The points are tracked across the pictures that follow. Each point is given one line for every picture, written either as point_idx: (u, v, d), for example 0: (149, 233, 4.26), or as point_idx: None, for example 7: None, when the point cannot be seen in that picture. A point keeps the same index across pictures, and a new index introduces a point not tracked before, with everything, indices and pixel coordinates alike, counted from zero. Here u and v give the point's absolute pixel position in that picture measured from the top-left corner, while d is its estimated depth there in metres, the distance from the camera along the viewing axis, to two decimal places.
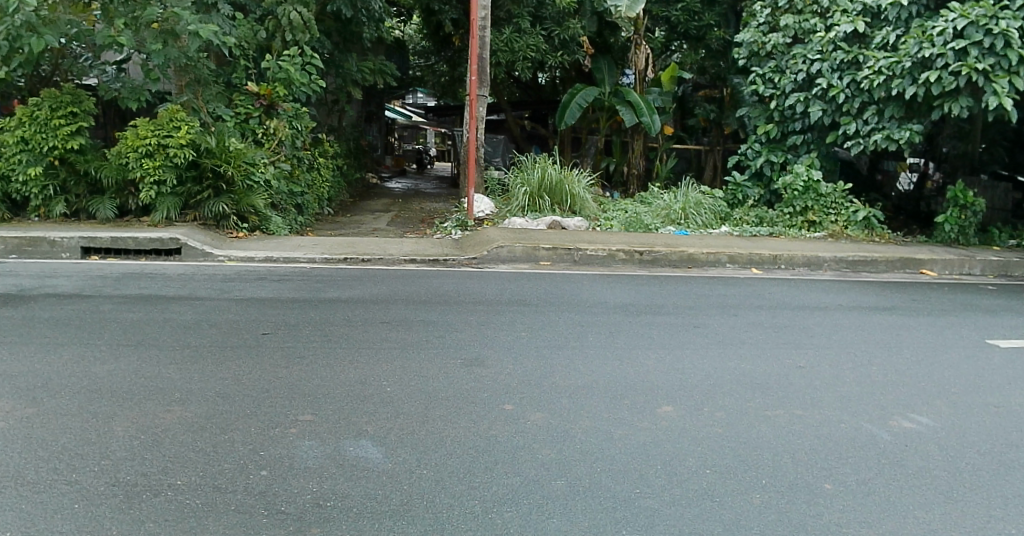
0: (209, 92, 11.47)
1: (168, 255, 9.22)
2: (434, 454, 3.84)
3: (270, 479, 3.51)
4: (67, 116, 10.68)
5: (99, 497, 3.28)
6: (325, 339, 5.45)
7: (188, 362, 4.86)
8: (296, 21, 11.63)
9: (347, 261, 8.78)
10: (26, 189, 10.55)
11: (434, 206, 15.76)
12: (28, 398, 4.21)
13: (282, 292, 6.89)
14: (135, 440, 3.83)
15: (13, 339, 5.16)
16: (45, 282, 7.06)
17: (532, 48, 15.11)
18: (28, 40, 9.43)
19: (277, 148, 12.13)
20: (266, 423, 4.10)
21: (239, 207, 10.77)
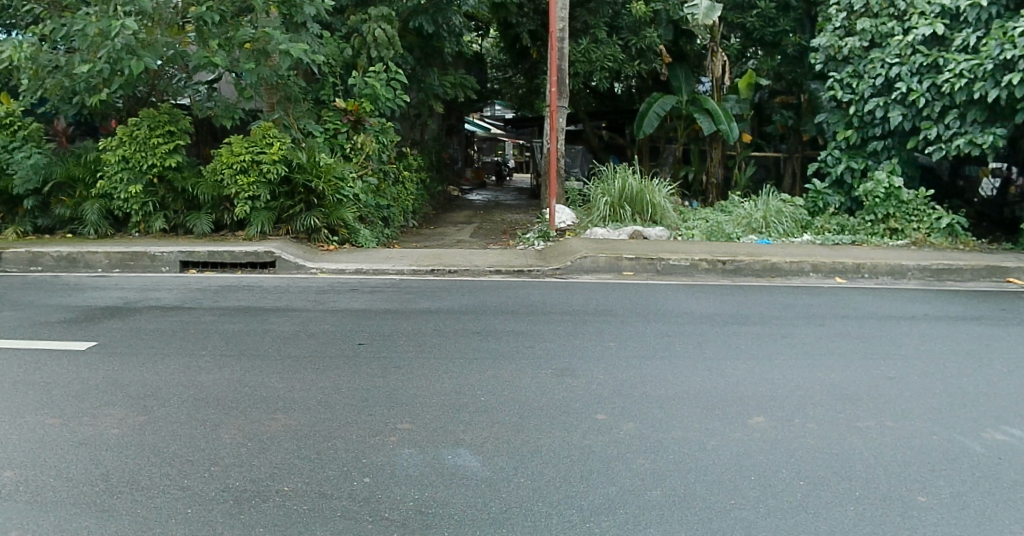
0: (299, 109, 11.94)
1: (263, 268, 9.49)
2: (528, 463, 3.85)
3: (372, 486, 3.61)
4: (165, 135, 11.07)
5: (212, 501, 3.45)
6: (415, 348, 5.51)
7: (290, 372, 4.97)
8: (381, 38, 12.11)
9: (434, 272, 8.89)
10: (127, 205, 11.03)
11: (514, 217, 15.83)
12: (141, 406, 4.42)
13: (374, 303, 7.00)
14: (241, 447, 3.99)
15: (123, 349, 5.37)
16: (148, 295, 7.35)
17: (609, 57, 15.10)
18: (129, 63, 9.85)
19: (365, 163, 12.35)
20: (367, 430, 4.19)
21: (330, 221, 11.03)
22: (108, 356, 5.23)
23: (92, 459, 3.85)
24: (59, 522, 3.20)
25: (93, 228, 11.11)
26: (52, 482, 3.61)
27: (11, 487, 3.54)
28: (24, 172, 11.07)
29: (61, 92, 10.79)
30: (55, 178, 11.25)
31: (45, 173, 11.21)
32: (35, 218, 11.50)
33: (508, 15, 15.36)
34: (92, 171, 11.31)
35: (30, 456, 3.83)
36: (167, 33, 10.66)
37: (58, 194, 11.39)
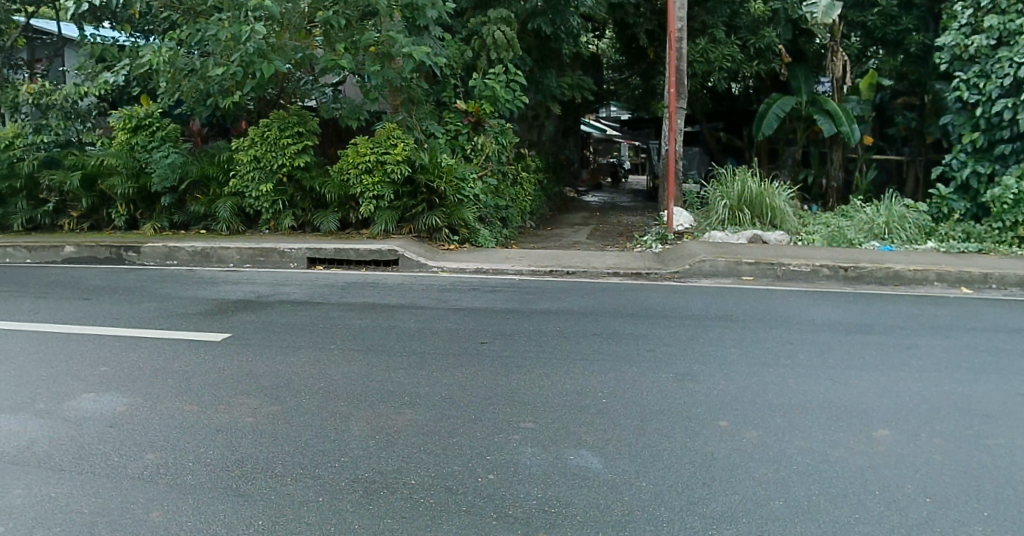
0: (422, 110, 12.25)
1: (386, 265, 9.66)
2: (652, 468, 3.80)
3: (498, 482, 3.66)
4: (293, 135, 11.63)
5: (342, 491, 3.62)
6: (539, 348, 5.45)
7: (415, 367, 5.04)
8: (501, 40, 12.28)
9: (553, 273, 8.87)
10: (258, 203, 11.63)
11: (632, 220, 15.69)
12: (275, 396, 4.62)
13: (494, 303, 6.99)
14: (371, 440, 4.12)
15: (258, 342, 5.61)
16: (279, 290, 7.62)
17: (727, 57, 15.10)
18: (260, 66, 10.28)
19: (485, 164, 12.48)
20: (491, 428, 4.23)
21: (451, 220, 11.18)
22: (245, 346, 5.51)
23: (230, 446, 4.10)
24: (200, 505, 3.50)
25: (225, 225, 11.73)
26: (192, 466, 3.91)
27: (156, 469, 3.89)
28: (163, 171, 11.93)
29: (196, 95, 11.48)
30: (190, 177, 12.10)
31: (181, 172, 12.05)
32: (171, 214, 12.37)
33: (625, 16, 15.68)
34: (224, 171, 12.09)
35: (173, 438, 4.19)
36: (295, 38, 11.21)
37: (192, 192, 12.26)
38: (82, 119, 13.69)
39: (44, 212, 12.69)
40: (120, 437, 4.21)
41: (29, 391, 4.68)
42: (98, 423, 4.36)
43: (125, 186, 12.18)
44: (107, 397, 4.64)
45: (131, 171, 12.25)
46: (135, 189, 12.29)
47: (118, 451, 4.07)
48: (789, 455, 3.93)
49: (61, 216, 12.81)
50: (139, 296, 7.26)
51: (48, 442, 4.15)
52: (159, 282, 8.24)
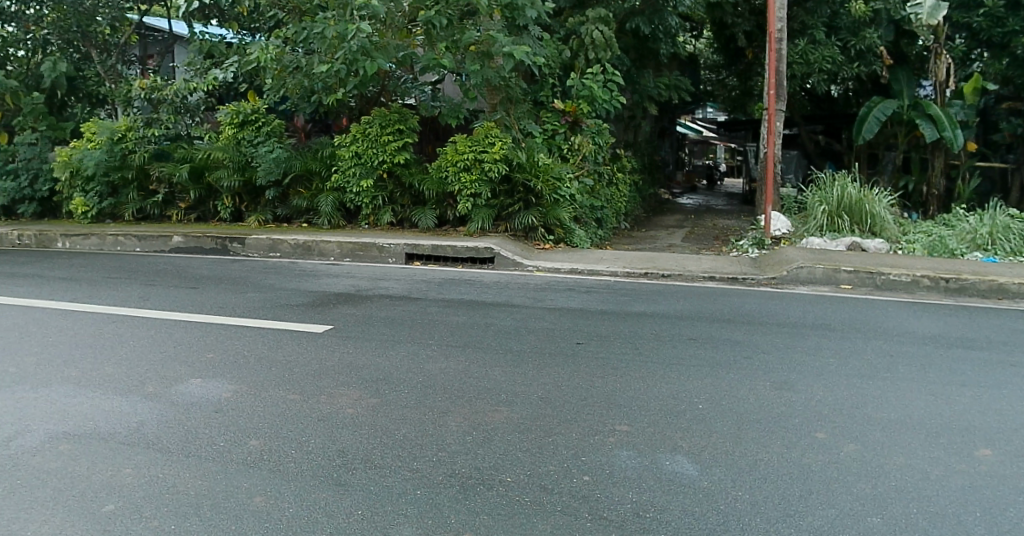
0: (520, 110, 12.10)
1: (482, 263, 9.68)
2: (747, 477, 3.70)
3: (593, 484, 3.65)
4: (394, 133, 11.87)
5: (440, 485, 3.68)
6: (635, 350, 5.39)
7: (512, 366, 5.06)
8: (599, 39, 12.32)
9: (648, 276, 8.76)
10: (359, 198, 11.91)
11: (729, 224, 15.45)
12: (375, 389, 4.71)
13: (590, 303, 6.93)
14: (468, 435, 4.17)
15: (357, 335, 5.73)
16: (378, 284, 7.79)
17: (827, 59, 15.37)
18: (363, 64, 10.54)
19: (581, 164, 12.44)
20: (586, 429, 4.22)
21: (547, 219, 10.98)
22: (346, 339, 5.63)
23: (330, 436, 4.20)
24: (301, 492, 3.61)
25: (327, 219, 12.04)
26: (293, 453, 4.03)
27: (259, 455, 4.03)
28: (268, 166, 12.30)
29: (300, 90, 11.93)
30: (294, 171, 12.40)
31: (285, 167, 12.35)
32: (274, 208, 12.75)
33: (724, 15, 15.51)
34: (326, 166, 12.38)
35: (275, 424, 4.32)
36: (396, 37, 11.44)
37: (296, 186, 12.60)
38: (191, 114, 14.54)
39: (154, 203, 13.34)
40: (225, 422, 4.37)
41: (140, 376, 4.93)
42: (204, 408, 4.52)
43: (231, 179, 12.56)
44: (213, 383, 4.82)
45: (236, 165, 12.62)
46: (241, 181, 12.69)
47: (222, 436, 4.23)
48: (887, 466, 3.80)
49: (170, 207, 13.43)
50: (242, 286, 7.52)
51: (156, 425, 4.36)
52: (261, 273, 8.52)
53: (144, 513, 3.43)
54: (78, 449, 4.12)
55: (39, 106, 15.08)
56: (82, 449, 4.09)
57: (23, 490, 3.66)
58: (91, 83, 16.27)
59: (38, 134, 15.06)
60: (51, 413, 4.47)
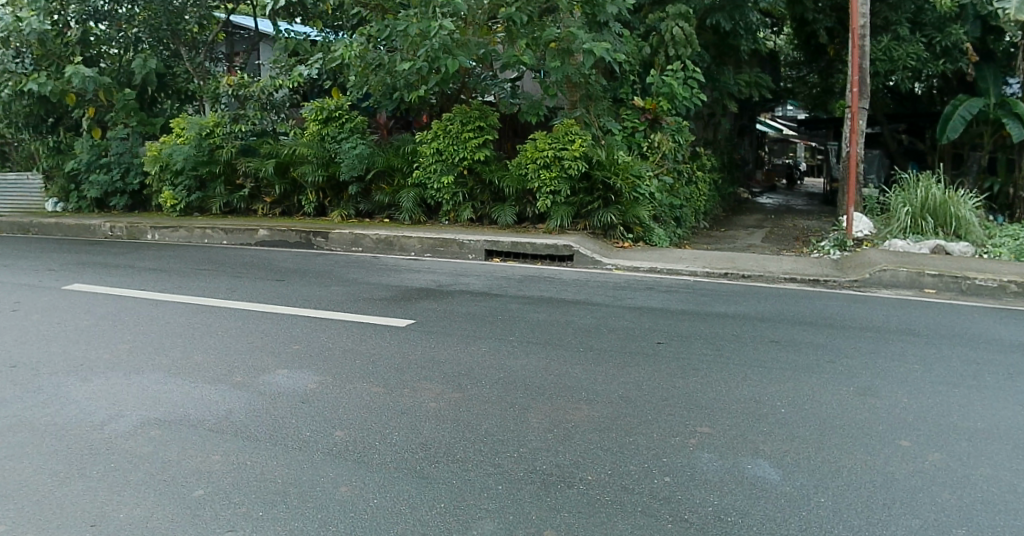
0: (600, 107, 12.17)
1: (562, 261, 9.60)
2: (832, 484, 3.58)
3: (674, 486, 3.60)
4: (474, 130, 11.86)
5: (521, 481, 3.72)
6: (716, 351, 5.32)
7: (592, 364, 5.07)
8: (680, 36, 12.34)
9: (728, 276, 8.42)
10: (440, 195, 11.94)
11: (809, 224, 15.28)
12: (456, 384, 4.77)
13: (669, 303, 6.86)
14: (549, 433, 4.19)
15: (440, 329, 5.83)
16: (459, 280, 7.86)
17: (912, 56, 14.94)
18: (445, 62, 10.67)
19: (661, 162, 12.42)
20: (666, 430, 4.18)
21: (626, 218, 10.78)
22: (428, 334, 5.71)
23: (413, 429, 4.27)
24: (385, 483, 3.72)
25: (408, 214, 12.18)
26: (376, 444, 4.13)
27: (343, 446, 4.12)
28: (350, 161, 12.49)
29: (384, 88, 12.15)
30: (377, 166, 12.53)
31: (368, 163, 12.53)
32: (357, 203, 12.88)
33: (805, 11, 15.74)
34: (408, 162, 12.54)
35: (359, 416, 4.41)
36: (478, 34, 11.48)
37: (378, 182, 12.71)
38: (276, 111, 14.67)
39: (240, 197, 13.74)
40: (310, 412, 4.48)
41: (228, 365, 5.10)
42: (290, 398, 4.64)
43: (315, 174, 12.80)
44: (298, 374, 4.94)
45: (321, 161, 12.86)
46: (325, 177, 12.88)
47: (307, 426, 4.34)
48: (972, 474, 3.65)
49: (256, 201, 13.82)
50: (325, 279, 7.69)
51: (244, 413, 4.49)
52: (343, 267, 8.68)
53: (231, 499, 3.61)
54: (169, 434, 4.31)
55: (131, 103, 15.58)
56: (172, 434, 4.28)
57: (117, 474, 3.89)
58: (179, 80, 16.52)
59: (129, 129, 15.63)
60: (144, 399, 4.68)
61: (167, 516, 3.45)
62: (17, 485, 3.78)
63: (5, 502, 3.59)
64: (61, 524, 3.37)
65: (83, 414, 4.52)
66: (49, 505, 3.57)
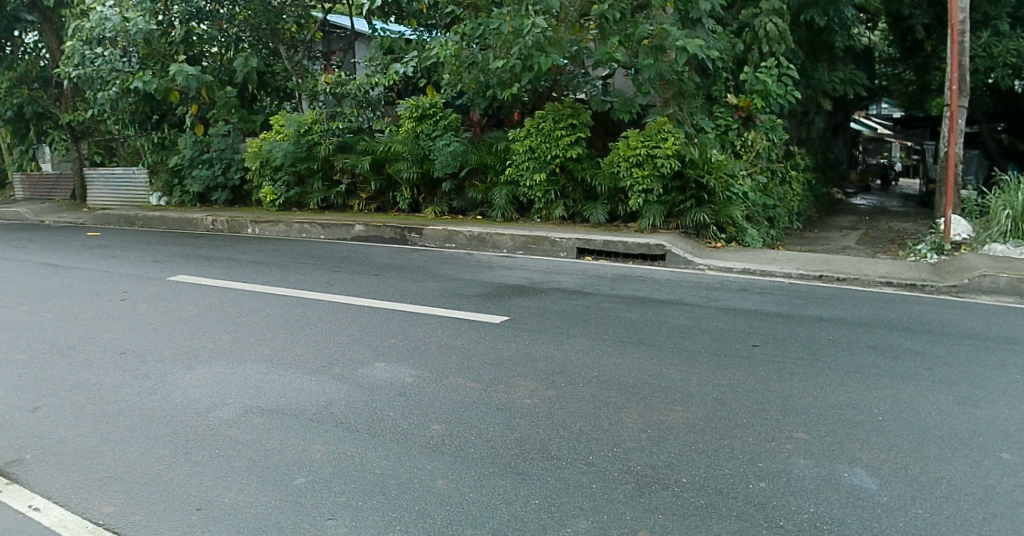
0: (692, 105, 12.00)
1: (653, 260, 9.46)
2: (929, 495, 3.49)
3: (770, 492, 3.55)
4: (568, 127, 11.82)
5: (616, 480, 3.73)
6: (812, 355, 5.32)
7: (686, 365, 5.09)
8: (773, 32, 12.07)
9: (822, 278, 8.23)
10: (532, 192, 11.93)
11: (905, 227, 14.85)
12: (551, 381, 4.86)
13: (764, 305, 6.83)
14: (642, 434, 4.20)
15: (534, 326, 5.96)
16: (551, 278, 7.96)
17: (1013, 52, 14.60)
18: (538, 60, 10.76)
19: (754, 161, 12.43)
20: (762, 434, 4.14)
21: (719, 218, 10.53)
22: (521, 331, 5.85)
23: (507, 425, 4.35)
24: (479, 480, 3.78)
25: (501, 212, 12.24)
26: (471, 440, 4.20)
27: (440, 440, 4.22)
28: (444, 159, 12.59)
29: (477, 86, 12.22)
30: (470, 164, 12.68)
31: (461, 160, 12.66)
32: (450, 200, 13.06)
33: (901, 8, 15.43)
34: (500, 159, 12.54)
35: (456, 412, 4.49)
36: (571, 31, 11.48)
37: (471, 179, 12.84)
38: (372, 108, 15.06)
39: (337, 193, 14.18)
40: (407, 406, 4.59)
41: (327, 358, 5.28)
42: (388, 390, 4.78)
43: (410, 171, 13.05)
44: (396, 368, 5.09)
45: (415, 158, 13.14)
46: (419, 173, 13.15)
47: (405, 419, 4.45)
48: None
49: (352, 196, 14.17)
50: (420, 275, 7.90)
51: (343, 405, 4.63)
52: (437, 263, 8.90)
53: (331, 488, 3.75)
54: (271, 423, 4.47)
55: (232, 101, 15.93)
56: (274, 422, 4.44)
57: (220, 459, 4.08)
58: (278, 77, 16.83)
59: (230, 126, 16.15)
60: (246, 387, 4.87)
61: (268, 501, 3.62)
62: (127, 467, 4.02)
63: (114, 484, 3.84)
64: (170, 507, 3.59)
65: (190, 401, 4.73)
66: (157, 488, 3.78)
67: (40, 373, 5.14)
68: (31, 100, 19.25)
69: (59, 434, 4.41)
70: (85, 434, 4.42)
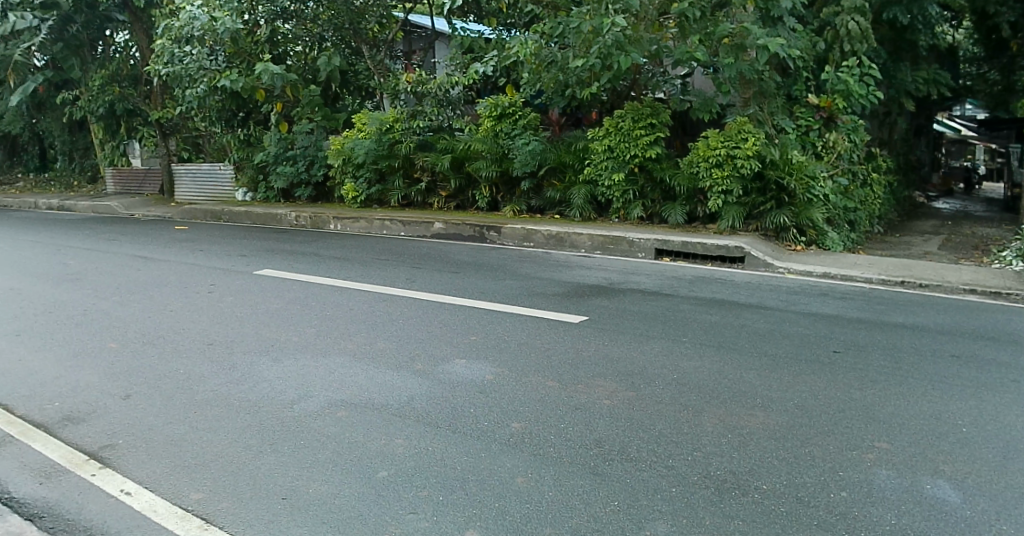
0: (773, 105, 11.81)
1: (732, 262, 9.36)
2: (1016, 511, 3.43)
3: (851, 501, 3.55)
4: (647, 127, 11.75)
5: (695, 486, 3.74)
6: (894, 364, 5.29)
7: (767, 370, 5.14)
8: (855, 30, 11.72)
9: (903, 284, 8.07)
10: (610, 192, 11.93)
11: (989, 233, 14.44)
12: (630, 383, 4.94)
13: (845, 310, 6.81)
14: (723, 438, 4.23)
15: (613, 326, 6.08)
16: (630, 278, 8.07)
17: None
18: (618, 58, 10.64)
19: (835, 162, 12.13)
20: (844, 443, 4.15)
21: (799, 220, 10.35)
22: (599, 331, 5.97)
23: (587, 425, 4.42)
24: (559, 479, 3.84)
25: (578, 211, 12.22)
26: (551, 439, 4.28)
27: (519, 438, 4.30)
28: (524, 157, 12.74)
29: (556, 85, 12.33)
30: (548, 163, 12.72)
31: (540, 159, 12.73)
32: (529, 198, 13.18)
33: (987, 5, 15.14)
34: (579, 159, 12.55)
35: (536, 412, 4.58)
36: (650, 30, 11.37)
37: (550, 178, 12.87)
38: (453, 107, 15.29)
39: (418, 190, 14.32)
40: (488, 404, 4.70)
41: (409, 352, 5.47)
42: (468, 387, 4.91)
43: (489, 169, 13.19)
44: (476, 365, 5.24)
45: (495, 156, 13.24)
46: (499, 172, 13.28)
47: (485, 417, 4.55)
48: None
49: (431, 195, 14.34)
50: (500, 273, 8.10)
51: (425, 400, 4.75)
52: (516, 261, 9.07)
53: (413, 482, 3.86)
54: (354, 416, 4.60)
55: (316, 98, 16.20)
56: (357, 416, 4.57)
57: (306, 449, 4.23)
58: (360, 77, 16.93)
59: (314, 124, 16.35)
60: (329, 380, 5.04)
61: (350, 494, 3.73)
62: (216, 455, 4.20)
63: (202, 471, 4.00)
64: (254, 495, 3.73)
65: (275, 392, 4.90)
66: (244, 476, 3.94)
67: (131, 362, 5.42)
68: (122, 97, 19.99)
69: (149, 421, 4.60)
70: (175, 422, 4.59)
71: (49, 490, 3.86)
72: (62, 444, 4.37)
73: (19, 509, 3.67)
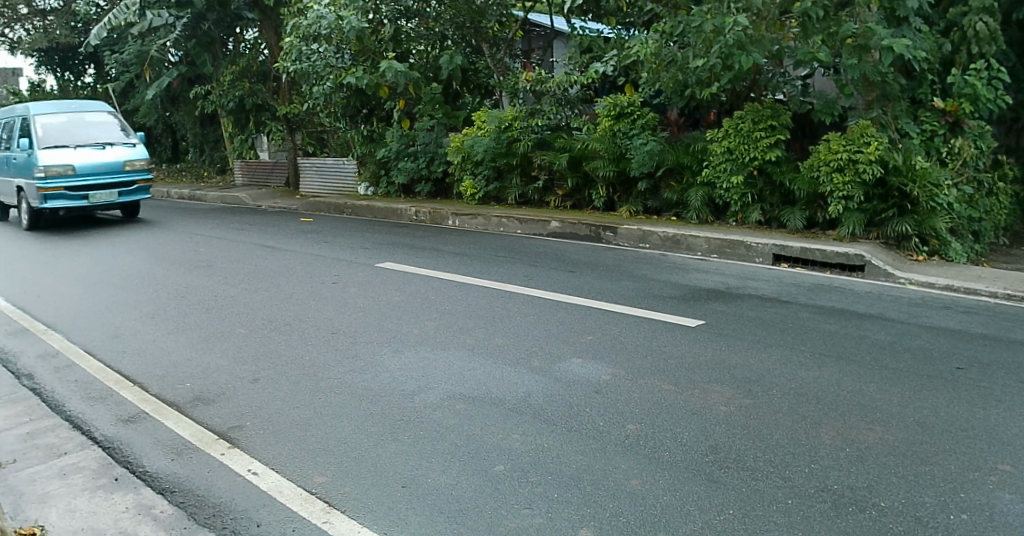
0: (898, 108, 11.63)
1: (851, 270, 9.21)
2: None
3: (971, 524, 3.52)
4: (766, 129, 11.56)
5: (810, 498, 3.78)
6: (1020, 384, 5.23)
7: (888, 383, 5.20)
8: (983, 31, 11.61)
9: None
10: (728, 194, 11.79)
11: None
12: (747, 390, 5.06)
13: (969, 326, 6.72)
14: (841, 451, 4.28)
15: (730, 332, 6.24)
16: (748, 283, 8.19)
17: None
18: (740, 59, 10.60)
19: (961, 169, 11.83)
20: (965, 464, 4.14)
21: (922, 229, 10.07)
22: (718, 336, 6.13)
23: (703, 431, 4.52)
24: (672, 485, 3.93)
25: (695, 213, 12.15)
26: (667, 443, 4.39)
27: (635, 439, 4.42)
28: (642, 157, 12.64)
29: (675, 86, 12.17)
30: (666, 164, 12.62)
31: (658, 160, 12.62)
32: (645, 199, 13.15)
33: None
34: (698, 160, 12.46)
35: (648, 413, 4.73)
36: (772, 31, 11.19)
37: (666, 179, 12.83)
38: (571, 106, 15.20)
39: (535, 189, 14.53)
40: (605, 404, 4.85)
41: (528, 348, 5.77)
42: (586, 386, 5.09)
43: (606, 169, 13.16)
44: (594, 365, 5.43)
45: (612, 156, 13.17)
46: (615, 172, 13.22)
47: (602, 417, 4.69)
48: None
49: (548, 193, 14.48)
50: (615, 274, 8.31)
51: (542, 397, 4.93)
52: (632, 262, 9.24)
53: (528, 477, 4.00)
54: (473, 410, 4.78)
55: (437, 96, 16.19)
56: (476, 411, 4.75)
57: (425, 441, 4.40)
58: (481, 75, 16.96)
59: (435, 121, 16.44)
60: (450, 374, 5.28)
61: (467, 489, 3.86)
62: (340, 440, 4.41)
63: (325, 456, 4.21)
64: (377, 482, 3.92)
65: (398, 383, 5.14)
66: (368, 462, 4.14)
67: (260, 347, 5.80)
68: (250, 93, 20.37)
69: (276, 405, 4.85)
70: (300, 407, 4.83)
71: (181, 466, 4.13)
72: (192, 423, 4.65)
73: (154, 482, 3.97)
